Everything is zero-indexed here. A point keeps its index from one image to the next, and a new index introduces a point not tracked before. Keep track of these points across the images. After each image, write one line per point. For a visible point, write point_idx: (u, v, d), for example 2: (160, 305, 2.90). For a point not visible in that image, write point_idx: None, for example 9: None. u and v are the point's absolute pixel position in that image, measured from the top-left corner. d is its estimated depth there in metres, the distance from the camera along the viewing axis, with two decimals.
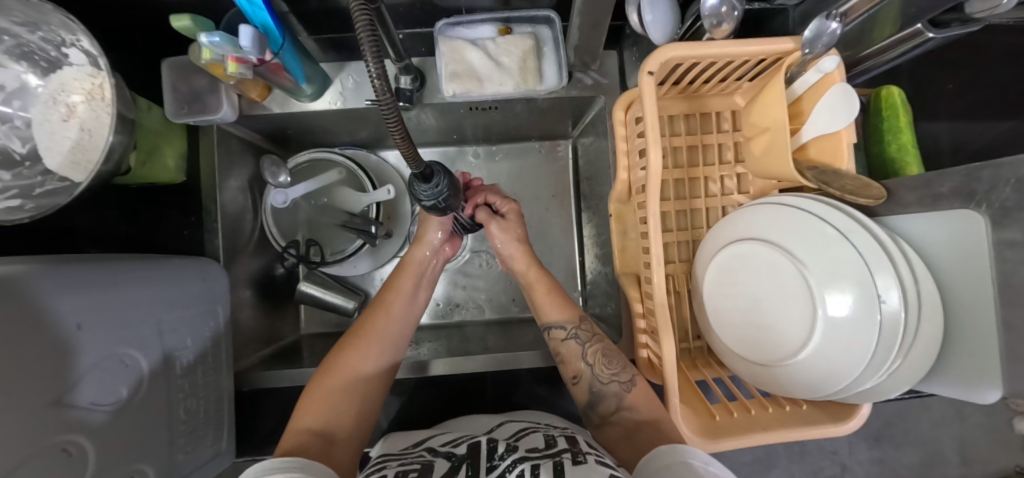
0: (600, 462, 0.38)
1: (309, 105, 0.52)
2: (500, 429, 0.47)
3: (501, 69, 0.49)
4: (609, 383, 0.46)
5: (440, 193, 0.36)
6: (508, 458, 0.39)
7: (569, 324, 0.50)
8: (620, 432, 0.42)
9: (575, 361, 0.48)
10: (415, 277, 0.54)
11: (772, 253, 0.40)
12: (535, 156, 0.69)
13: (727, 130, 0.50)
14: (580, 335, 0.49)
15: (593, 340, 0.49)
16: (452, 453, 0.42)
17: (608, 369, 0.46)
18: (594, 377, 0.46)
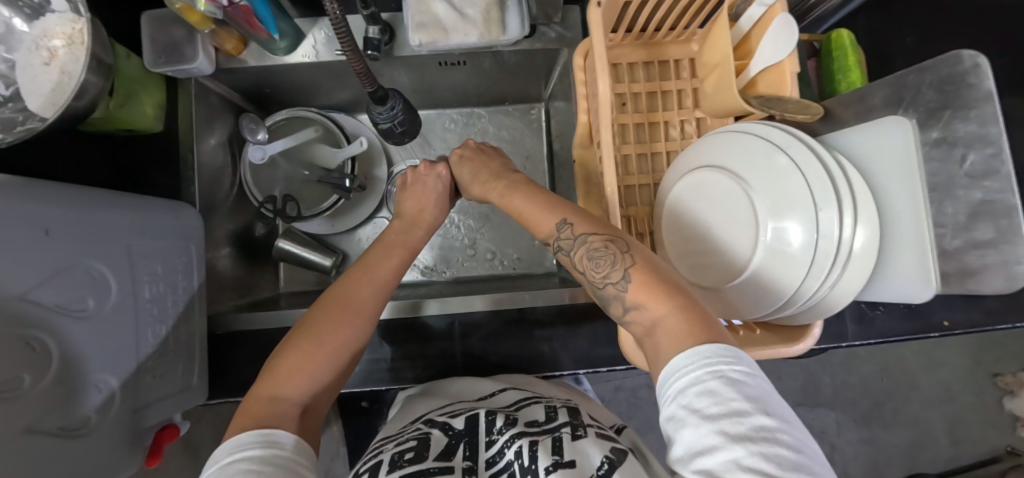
0: (600, 437, 0.40)
1: (284, 59, 0.54)
2: (500, 396, 0.48)
3: (466, 20, 0.51)
4: (606, 287, 0.37)
5: (395, 116, 0.42)
6: (506, 433, 0.41)
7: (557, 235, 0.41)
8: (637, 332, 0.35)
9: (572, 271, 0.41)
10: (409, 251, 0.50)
11: (725, 182, 0.41)
12: (509, 120, 0.71)
13: (686, 77, 0.52)
14: (564, 245, 0.40)
15: (580, 243, 0.39)
16: (449, 424, 0.43)
17: (598, 272, 0.37)
18: (592, 286, 0.39)
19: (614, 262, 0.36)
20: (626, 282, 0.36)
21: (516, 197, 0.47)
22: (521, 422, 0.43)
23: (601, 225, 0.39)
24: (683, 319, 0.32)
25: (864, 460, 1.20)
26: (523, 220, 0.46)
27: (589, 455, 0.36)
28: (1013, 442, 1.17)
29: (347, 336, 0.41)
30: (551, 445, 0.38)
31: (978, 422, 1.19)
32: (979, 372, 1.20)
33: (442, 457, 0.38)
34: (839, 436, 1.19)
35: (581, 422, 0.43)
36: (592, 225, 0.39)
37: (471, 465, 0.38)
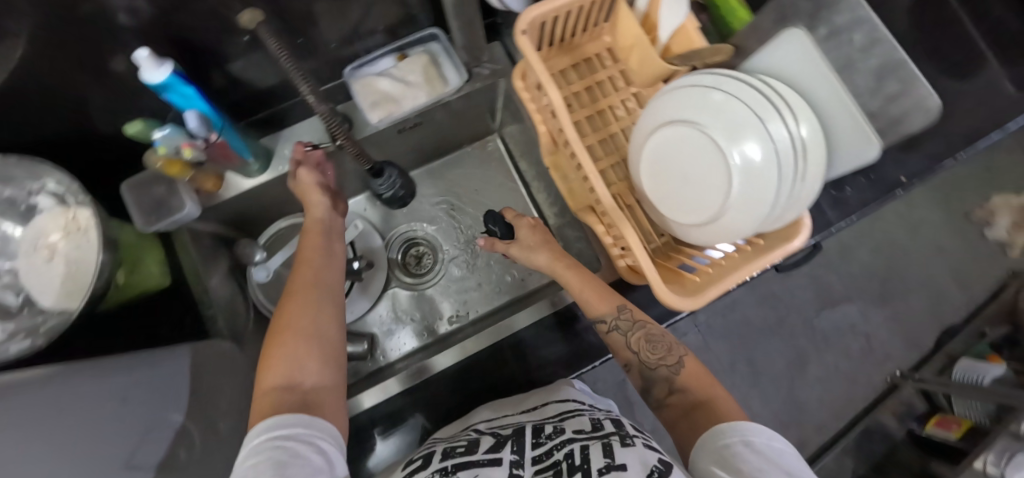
0: (647, 446, 0.39)
1: (260, 178, 0.58)
2: (546, 408, 0.49)
3: (410, 86, 0.57)
4: (658, 368, 0.48)
5: (394, 182, 0.52)
6: (555, 438, 0.42)
7: (611, 316, 0.51)
8: (674, 413, 0.45)
9: (622, 351, 0.51)
10: (323, 235, 0.52)
11: (681, 130, 0.48)
12: (472, 159, 0.76)
13: (611, 64, 0.59)
14: (620, 325, 0.51)
15: (635, 326, 0.51)
16: (499, 433, 0.46)
17: (653, 354, 0.49)
18: (645, 365, 0.49)
19: (667, 348, 0.49)
20: (678, 367, 0.47)
21: (585, 284, 0.55)
22: (569, 430, 0.43)
23: (644, 318, 0.52)
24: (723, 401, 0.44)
25: (893, 332, 1.29)
26: (575, 293, 0.55)
27: (635, 457, 0.36)
28: None
29: (310, 317, 0.42)
30: (601, 446, 0.38)
31: None
32: None
33: (490, 451, 0.41)
34: (863, 321, 1.29)
35: (628, 433, 0.43)
36: (637, 316, 0.52)
37: (517, 456, 0.40)
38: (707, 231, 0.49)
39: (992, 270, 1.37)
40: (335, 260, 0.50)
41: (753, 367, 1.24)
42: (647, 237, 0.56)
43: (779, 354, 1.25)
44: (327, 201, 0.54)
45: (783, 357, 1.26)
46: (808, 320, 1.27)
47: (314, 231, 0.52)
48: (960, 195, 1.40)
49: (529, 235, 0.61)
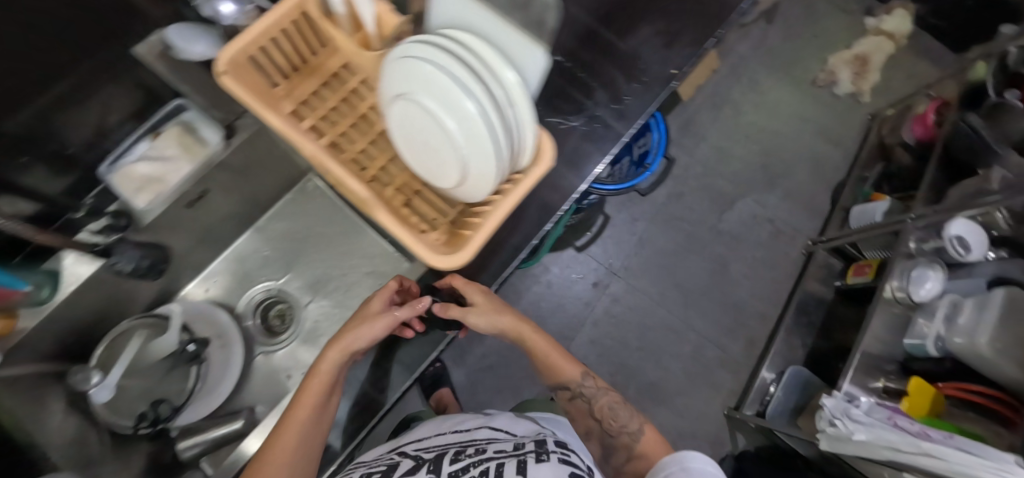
0: (562, 460, 0.52)
1: (56, 300, 0.54)
2: (476, 433, 0.65)
3: (169, 161, 0.59)
4: (621, 436, 0.58)
5: (134, 258, 0.56)
6: (472, 456, 0.56)
7: (579, 382, 0.64)
8: (626, 453, 0.56)
9: (585, 418, 0.65)
10: (325, 386, 0.53)
11: (406, 108, 0.49)
12: (294, 204, 0.77)
13: (357, 70, 0.61)
14: (585, 397, 0.65)
15: (601, 394, 0.65)
16: (420, 457, 0.60)
17: (615, 420, 0.61)
18: (605, 432, 0.61)
19: (631, 421, 0.59)
20: (638, 432, 0.57)
21: (541, 347, 0.67)
22: (492, 450, 0.58)
23: (606, 387, 0.66)
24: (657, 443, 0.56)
25: (792, 208, 1.38)
26: (546, 361, 0.67)
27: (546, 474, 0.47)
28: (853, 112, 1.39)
29: (307, 469, 0.49)
30: (517, 465, 0.50)
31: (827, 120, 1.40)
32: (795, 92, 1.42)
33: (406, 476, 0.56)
34: (763, 208, 1.37)
35: (547, 449, 0.54)
36: (600, 384, 0.66)
37: (433, 474, 0.55)
38: (467, 185, 0.51)
39: (855, 119, 1.48)
40: (326, 402, 0.53)
41: (682, 289, 1.28)
42: (437, 219, 0.57)
43: (702, 268, 1.30)
44: (350, 350, 0.54)
45: (706, 270, 1.31)
46: (714, 228, 1.33)
47: (343, 345, 0.54)
48: (802, 65, 1.51)
49: (470, 296, 0.62)
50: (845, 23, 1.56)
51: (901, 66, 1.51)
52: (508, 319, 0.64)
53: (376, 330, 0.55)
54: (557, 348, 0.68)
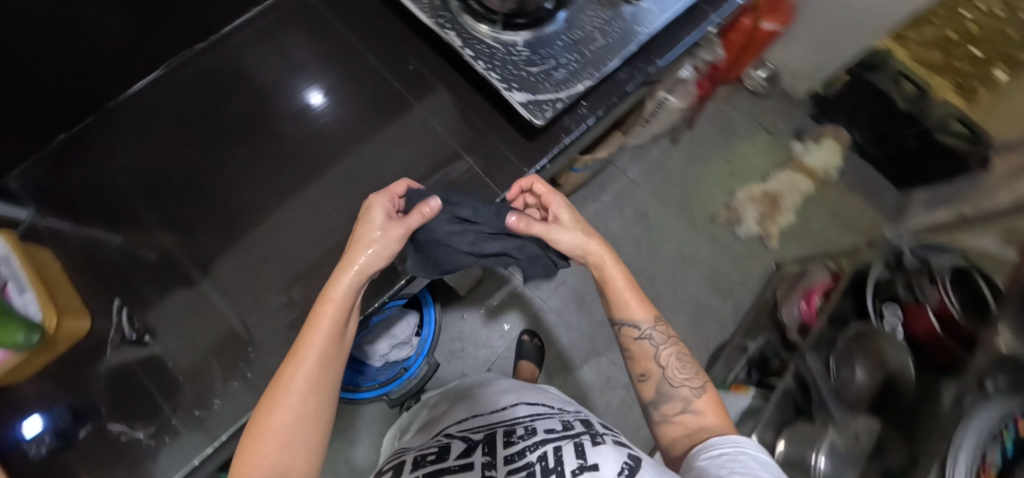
0: (617, 442, 0.46)
1: None
2: (512, 408, 0.58)
3: None
4: (679, 387, 0.51)
5: None
6: (527, 441, 0.46)
7: (647, 325, 0.53)
8: (683, 431, 0.49)
9: (643, 360, 0.54)
10: (341, 308, 0.42)
11: None
12: None
13: None
14: (657, 333, 0.53)
15: (668, 341, 0.54)
16: (468, 436, 0.53)
17: (677, 374, 0.52)
18: (664, 380, 0.52)
19: (693, 371, 0.53)
20: (694, 395, 0.51)
21: (621, 290, 0.54)
22: (541, 430, 0.49)
23: (676, 338, 0.55)
24: (714, 406, 0.50)
25: None
26: (614, 305, 0.55)
27: (608, 459, 0.41)
28: (737, 261, 1.27)
29: (323, 409, 0.38)
30: (575, 448, 0.43)
31: (705, 273, 1.26)
32: (692, 225, 1.29)
33: (461, 457, 0.47)
34: (620, 370, 1.19)
35: (597, 431, 0.49)
36: (671, 334, 0.54)
37: (488, 459, 0.46)
38: None
39: (758, 267, 1.27)
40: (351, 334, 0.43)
41: None
42: None
43: None
44: (377, 223, 0.46)
45: None
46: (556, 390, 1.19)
47: (363, 240, 0.45)
48: (703, 197, 1.32)
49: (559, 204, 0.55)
50: (764, 147, 1.38)
51: (823, 204, 1.34)
52: (578, 248, 0.53)
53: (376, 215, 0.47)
54: (618, 279, 0.54)
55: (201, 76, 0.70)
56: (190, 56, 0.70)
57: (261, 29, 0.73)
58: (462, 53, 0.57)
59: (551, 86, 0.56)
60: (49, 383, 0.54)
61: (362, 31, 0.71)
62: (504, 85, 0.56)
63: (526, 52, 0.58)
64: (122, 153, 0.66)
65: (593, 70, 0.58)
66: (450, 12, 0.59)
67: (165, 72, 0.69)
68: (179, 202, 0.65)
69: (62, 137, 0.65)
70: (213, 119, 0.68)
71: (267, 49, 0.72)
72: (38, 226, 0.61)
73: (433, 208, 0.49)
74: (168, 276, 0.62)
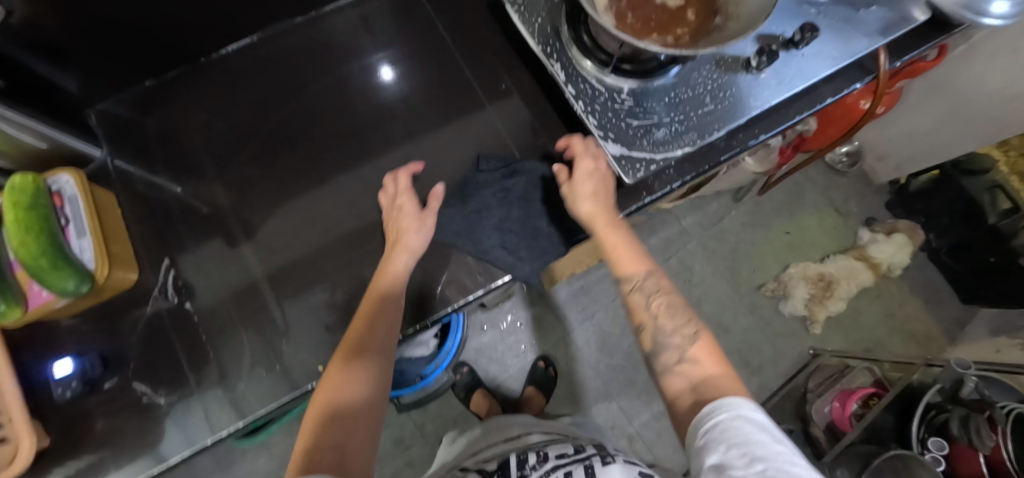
0: (627, 461, 0.41)
1: None
2: (526, 440, 0.57)
3: None
4: (674, 336, 0.44)
5: None
6: (538, 469, 0.42)
7: (638, 275, 0.49)
8: (686, 382, 0.39)
9: (642, 313, 0.48)
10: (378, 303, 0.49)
11: None
12: None
13: None
14: (653, 287, 0.49)
15: (660, 293, 0.48)
16: (482, 466, 0.49)
17: (672, 322, 0.45)
18: (658, 327, 0.45)
19: (687, 319, 0.45)
20: (690, 343, 0.43)
21: (615, 236, 0.52)
22: (553, 456, 0.45)
23: (671, 291, 0.49)
24: (717, 359, 0.41)
25: (663, 429, 1.14)
26: (609, 254, 0.52)
27: None
28: (775, 339, 1.22)
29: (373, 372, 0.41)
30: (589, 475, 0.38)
31: (738, 343, 1.21)
32: (734, 291, 1.24)
33: None
34: (628, 419, 1.15)
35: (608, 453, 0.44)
36: (665, 286, 0.49)
37: None
38: None
39: (795, 349, 1.21)
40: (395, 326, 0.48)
41: None
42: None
43: None
44: (409, 212, 0.58)
45: None
46: None
47: (406, 229, 0.57)
48: (751, 264, 1.27)
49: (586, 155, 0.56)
50: (828, 228, 1.32)
51: (877, 301, 1.27)
52: (589, 206, 0.53)
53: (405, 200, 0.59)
54: (610, 215, 0.53)
55: (292, 50, 0.70)
56: (287, 28, 0.70)
57: (359, 14, 0.72)
58: (563, 89, 0.54)
59: (649, 144, 0.53)
60: (86, 327, 0.55)
61: (463, 37, 0.70)
62: (599, 133, 0.53)
63: (630, 102, 0.54)
64: (199, 111, 0.66)
65: (696, 136, 0.54)
66: (560, 42, 0.56)
67: (258, 39, 0.69)
68: (244, 169, 0.65)
69: (149, 83, 0.66)
70: (298, 95, 0.68)
71: (363, 35, 0.71)
72: (109, 167, 0.62)
73: (440, 194, 0.59)
74: (219, 245, 0.62)
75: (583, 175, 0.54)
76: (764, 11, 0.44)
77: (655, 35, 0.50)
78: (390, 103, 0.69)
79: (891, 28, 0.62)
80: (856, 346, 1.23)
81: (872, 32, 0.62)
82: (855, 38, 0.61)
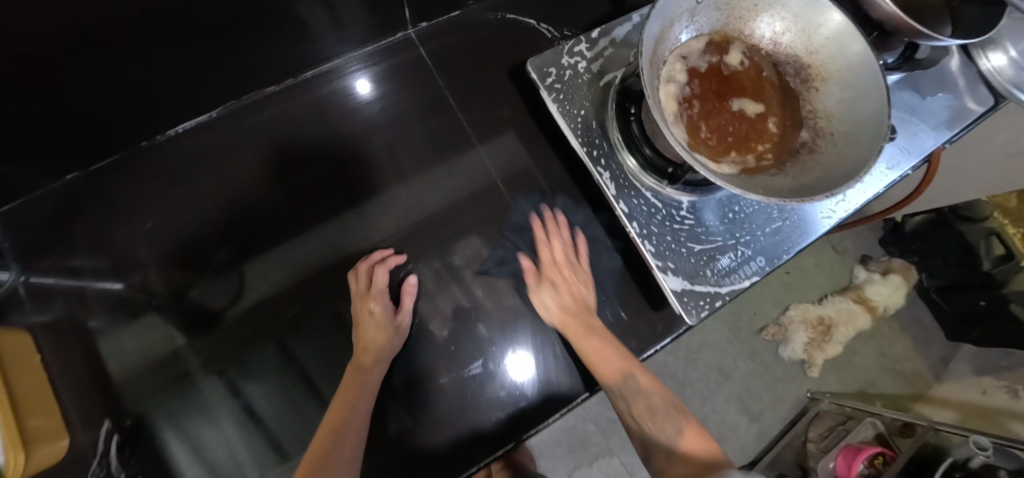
0: None
1: None
2: None
3: None
4: (660, 443, 0.44)
5: None
6: None
7: (613, 381, 0.49)
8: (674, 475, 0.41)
9: (630, 418, 0.48)
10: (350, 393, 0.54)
11: None
12: None
13: None
14: (643, 384, 0.49)
15: (639, 395, 0.48)
16: None
17: (655, 424, 0.46)
18: (643, 432, 0.46)
19: (670, 421, 0.46)
20: (676, 436, 0.44)
21: (591, 338, 0.52)
22: None
23: (662, 390, 0.49)
24: (704, 444, 0.42)
25: None
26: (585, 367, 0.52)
27: None
28: (775, 382, 1.20)
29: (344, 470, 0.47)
30: None
31: (739, 388, 1.19)
32: (736, 333, 1.22)
33: None
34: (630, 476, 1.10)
35: None
36: (654, 383, 0.49)
37: None
38: None
39: (793, 393, 1.20)
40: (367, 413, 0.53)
41: None
42: None
43: None
44: (379, 301, 0.59)
45: None
46: None
47: (371, 325, 0.58)
48: (752, 306, 1.24)
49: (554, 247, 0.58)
50: (826, 266, 1.31)
51: (869, 341, 1.28)
52: (557, 306, 0.55)
53: (377, 304, 0.59)
54: (582, 315, 0.54)
55: (264, 127, 0.64)
56: (258, 99, 0.64)
57: (342, 82, 0.66)
58: (612, 205, 0.45)
59: (713, 275, 0.45)
60: None
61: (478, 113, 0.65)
62: (658, 264, 0.44)
63: (690, 220, 0.46)
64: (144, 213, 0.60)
65: (765, 262, 0.47)
66: (607, 142, 0.46)
67: (218, 115, 0.63)
68: (219, 272, 0.61)
69: (71, 177, 0.58)
70: (287, 180, 0.64)
71: (352, 107, 0.66)
72: (19, 290, 0.57)
73: (411, 283, 0.61)
74: (171, 366, 0.58)
75: (550, 295, 0.56)
76: (881, 118, 0.37)
77: (733, 155, 0.41)
78: (394, 187, 0.66)
79: (958, 117, 0.57)
80: (852, 388, 1.24)
81: (938, 124, 0.56)
82: (922, 131, 0.55)
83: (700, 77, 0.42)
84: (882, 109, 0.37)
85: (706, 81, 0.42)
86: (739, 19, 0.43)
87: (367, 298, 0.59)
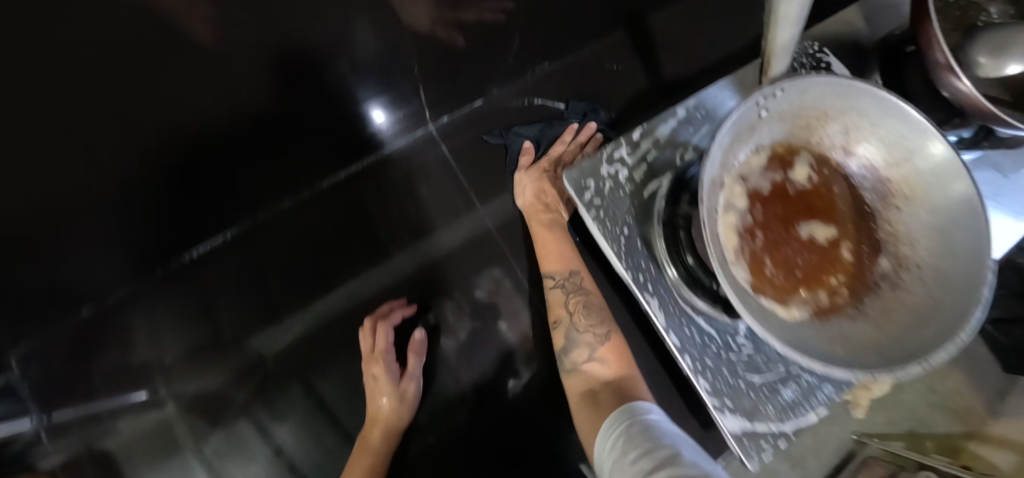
0: None
1: None
2: None
3: None
4: (585, 334, 0.53)
5: None
6: None
7: (560, 275, 0.57)
8: (586, 380, 0.51)
9: (558, 309, 0.56)
10: (378, 435, 0.69)
11: None
12: None
13: None
14: (585, 291, 0.55)
15: (577, 290, 0.55)
16: None
17: (586, 319, 0.54)
18: (572, 325, 0.54)
19: (600, 317, 0.53)
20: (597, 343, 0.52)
21: (548, 233, 0.62)
22: None
23: (596, 293, 0.55)
24: (619, 358, 0.51)
25: None
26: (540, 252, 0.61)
27: None
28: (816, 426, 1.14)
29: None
30: None
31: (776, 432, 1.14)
32: None
33: None
34: None
35: None
36: (590, 286, 0.55)
37: None
38: None
39: (837, 437, 1.14)
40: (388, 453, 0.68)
41: None
42: None
43: None
44: (385, 353, 0.73)
45: None
46: None
47: (382, 384, 0.72)
48: None
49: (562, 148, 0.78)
50: None
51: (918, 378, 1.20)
52: (530, 197, 0.71)
53: (386, 361, 0.73)
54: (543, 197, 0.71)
55: (318, 219, 0.86)
56: (275, 214, 0.85)
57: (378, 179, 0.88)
58: (662, 336, 0.40)
59: (775, 411, 0.40)
60: None
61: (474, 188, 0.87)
62: (715, 402, 0.39)
63: (749, 347, 0.42)
64: (154, 333, 0.80)
65: (830, 390, 0.42)
66: (655, 264, 0.42)
67: (230, 236, 0.83)
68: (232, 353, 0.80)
69: (88, 313, 0.77)
70: (334, 253, 0.85)
71: (387, 202, 0.87)
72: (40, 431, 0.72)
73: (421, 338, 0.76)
74: (161, 437, 0.77)
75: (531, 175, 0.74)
76: (982, 264, 0.31)
77: (802, 293, 0.36)
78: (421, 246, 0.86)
79: None
80: (899, 428, 1.17)
81: None
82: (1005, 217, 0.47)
83: (763, 199, 0.37)
84: (984, 253, 0.31)
85: (770, 204, 0.37)
86: (807, 128, 0.38)
87: (373, 358, 0.73)
